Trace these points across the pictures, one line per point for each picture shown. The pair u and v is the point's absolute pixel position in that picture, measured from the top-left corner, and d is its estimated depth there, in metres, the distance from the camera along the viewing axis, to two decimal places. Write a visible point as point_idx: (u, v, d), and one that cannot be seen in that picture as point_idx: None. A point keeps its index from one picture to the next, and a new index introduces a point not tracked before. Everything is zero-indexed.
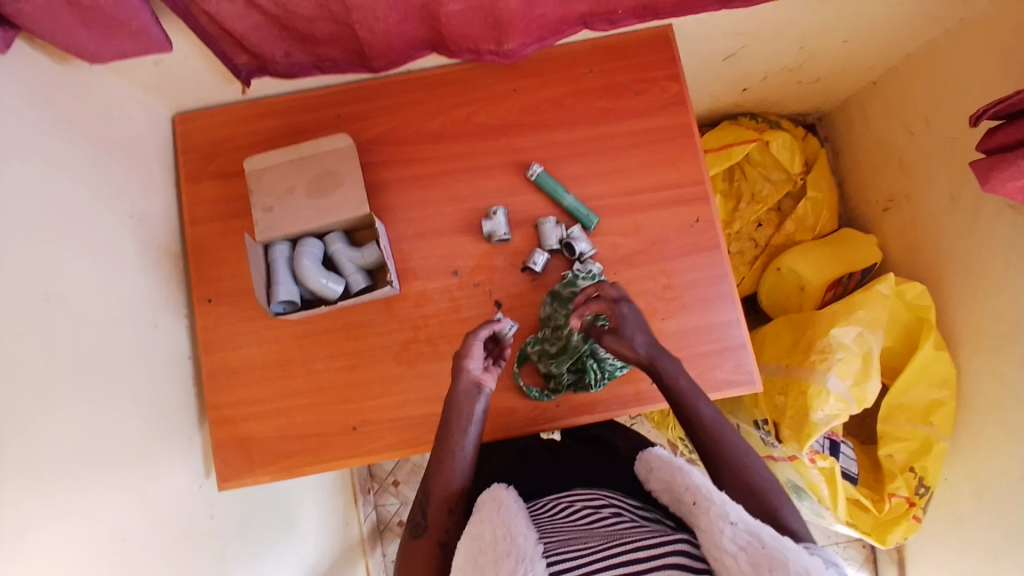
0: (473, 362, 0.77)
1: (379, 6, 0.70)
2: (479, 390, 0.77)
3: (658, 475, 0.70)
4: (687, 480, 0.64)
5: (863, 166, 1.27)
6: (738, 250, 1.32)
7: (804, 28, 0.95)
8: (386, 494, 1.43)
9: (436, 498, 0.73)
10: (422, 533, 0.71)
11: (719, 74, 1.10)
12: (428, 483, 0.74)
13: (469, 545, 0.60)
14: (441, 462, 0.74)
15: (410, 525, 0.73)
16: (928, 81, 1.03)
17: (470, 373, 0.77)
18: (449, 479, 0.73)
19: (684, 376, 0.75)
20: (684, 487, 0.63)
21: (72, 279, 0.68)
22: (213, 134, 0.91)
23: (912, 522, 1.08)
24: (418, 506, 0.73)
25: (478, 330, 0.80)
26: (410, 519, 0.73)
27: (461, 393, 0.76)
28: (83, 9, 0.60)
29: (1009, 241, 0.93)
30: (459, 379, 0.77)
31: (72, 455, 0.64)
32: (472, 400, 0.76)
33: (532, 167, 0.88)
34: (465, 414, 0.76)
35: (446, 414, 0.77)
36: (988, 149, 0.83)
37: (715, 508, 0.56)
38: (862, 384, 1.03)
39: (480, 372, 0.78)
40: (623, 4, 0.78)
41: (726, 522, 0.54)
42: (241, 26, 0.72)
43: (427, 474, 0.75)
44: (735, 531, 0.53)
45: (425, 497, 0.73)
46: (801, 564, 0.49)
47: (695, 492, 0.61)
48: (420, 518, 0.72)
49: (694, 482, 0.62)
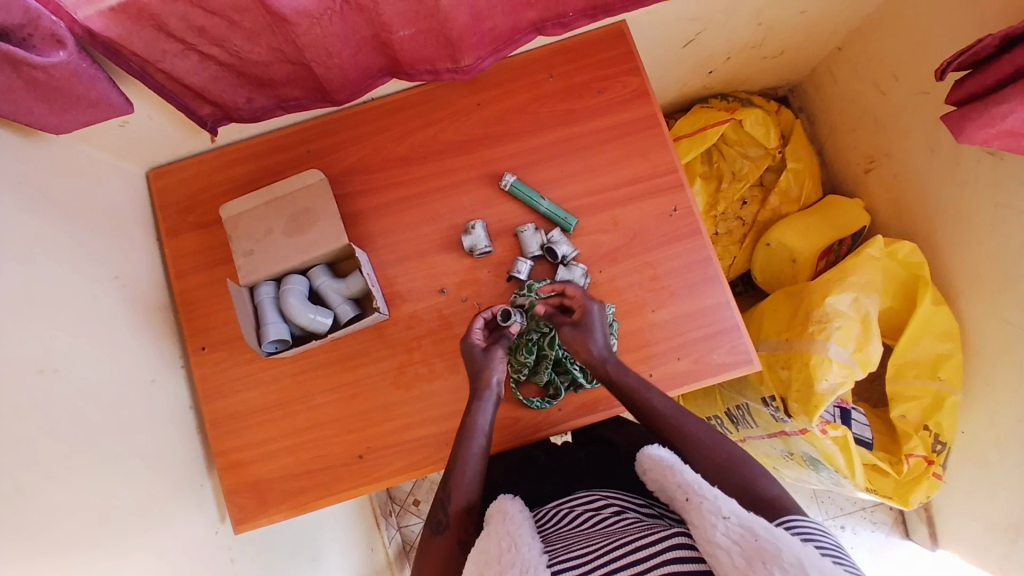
0: (496, 374, 0.79)
1: (330, 42, 0.71)
2: (495, 398, 0.80)
3: (652, 475, 0.69)
4: (677, 478, 0.63)
5: (839, 130, 1.26)
6: (725, 230, 1.31)
7: (756, 4, 0.96)
8: (409, 514, 1.44)
9: (456, 499, 0.74)
10: (443, 531, 0.72)
11: (681, 61, 1.10)
12: (447, 484, 0.75)
13: (476, 558, 0.59)
14: (457, 465, 0.76)
15: (432, 523, 0.73)
16: (891, 38, 1.03)
17: (491, 383, 0.79)
18: (466, 480, 0.75)
19: (633, 374, 0.79)
20: (676, 485, 0.63)
21: (65, 350, 0.69)
22: (188, 186, 0.93)
23: (933, 480, 1.07)
24: (438, 504, 0.74)
25: (500, 343, 0.82)
26: (431, 519, 0.74)
27: (478, 401, 0.79)
28: (40, 87, 0.61)
29: (992, 186, 0.93)
30: (478, 388, 0.79)
31: (86, 521, 0.64)
32: (487, 407, 0.79)
33: (504, 177, 0.89)
34: (483, 416, 0.78)
35: (464, 419, 0.79)
36: (955, 101, 0.83)
37: (707, 503, 0.56)
38: (864, 348, 1.03)
39: (501, 382, 0.80)
40: (571, 6, 0.79)
41: (718, 517, 0.54)
42: (199, 79, 0.73)
43: (445, 477, 0.76)
44: (727, 525, 0.53)
45: (444, 497, 0.74)
46: (794, 554, 0.49)
47: (687, 490, 0.61)
48: (441, 515, 0.73)
49: (684, 480, 0.62)
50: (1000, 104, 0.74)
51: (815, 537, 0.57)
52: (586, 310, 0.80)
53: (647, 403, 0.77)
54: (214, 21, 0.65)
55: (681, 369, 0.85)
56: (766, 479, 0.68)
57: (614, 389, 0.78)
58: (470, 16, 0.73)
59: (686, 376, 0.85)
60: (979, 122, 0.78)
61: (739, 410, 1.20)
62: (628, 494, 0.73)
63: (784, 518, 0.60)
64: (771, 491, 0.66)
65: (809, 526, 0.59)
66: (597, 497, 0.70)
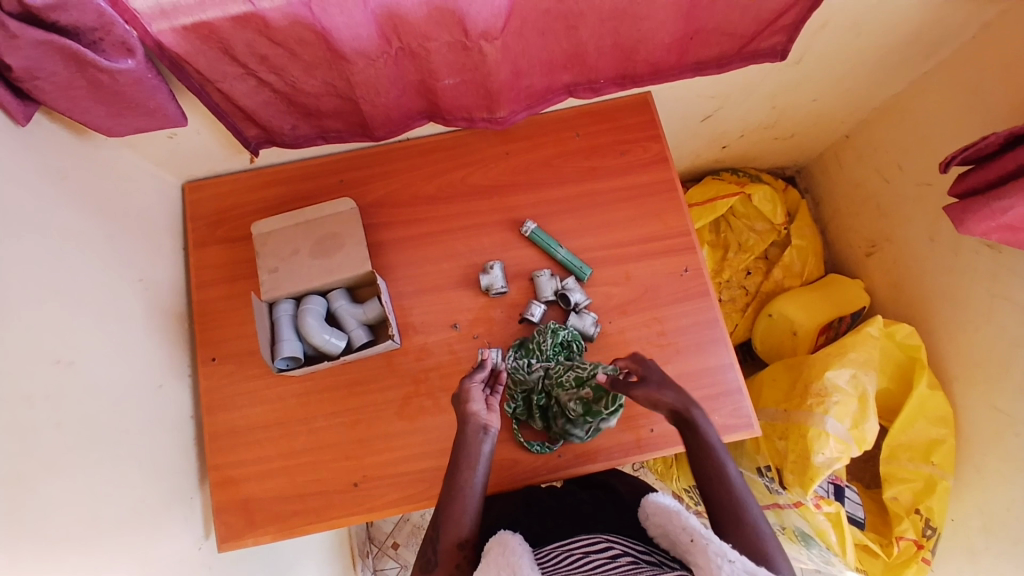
0: (475, 405, 0.78)
1: (380, 82, 0.76)
2: (486, 431, 0.78)
3: (656, 520, 0.72)
4: (683, 521, 0.66)
5: (843, 213, 1.32)
6: (729, 298, 1.35)
7: (772, 89, 1.03)
8: (386, 558, 1.40)
9: (447, 537, 0.74)
10: (432, 569, 0.74)
11: (697, 134, 1.17)
12: (438, 520, 0.76)
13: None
14: (449, 500, 0.76)
15: (422, 561, 0.75)
16: (897, 131, 1.09)
17: (475, 416, 0.78)
18: (459, 518, 0.75)
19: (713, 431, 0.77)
20: (682, 527, 0.66)
21: (83, 344, 0.70)
22: (220, 202, 0.96)
23: (922, 564, 1.06)
24: (429, 542, 0.76)
25: (474, 373, 0.81)
26: (423, 557, 0.76)
27: (468, 435, 0.77)
28: (103, 89, 0.65)
29: (990, 277, 0.97)
30: (465, 422, 0.78)
31: (77, 517, 0.64)
32: (478, 442, 0.77)
33: (525, 224, 0.92)
34: (476, 454, 0.77)
35: (456, 452, 0.78)
36: (958, 193, 0.88)
37: (712, 545, 0.60)
38: (861, 425, 1.04)
39: (486, 414, 0.78)
40: (603, 73, 0.85)
41: (724, 560, 0.58)
42: (252, 103, 0.78)
43: (438, 511, 0.77)
44: (732, 568, 0.57)
45: (435, 534, 0.75)
46: None
47: (692, 532, 0.64)
48: (431, 555, 0.75)
49: (690, 523, 0.65)
50: (999, 199, 0.79)
51: None
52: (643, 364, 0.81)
53: (721, 462, 0.75)
54: (276, 52, 0.70)
55: None
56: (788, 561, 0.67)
57: (691, 438, 0.77)
58: (510, 72, 0.79)
59: None
60: (979, 215, 0.83)
61: None
62: (629, 539, 0.74)
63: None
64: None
65: None
66: (600, 539, 0.71)
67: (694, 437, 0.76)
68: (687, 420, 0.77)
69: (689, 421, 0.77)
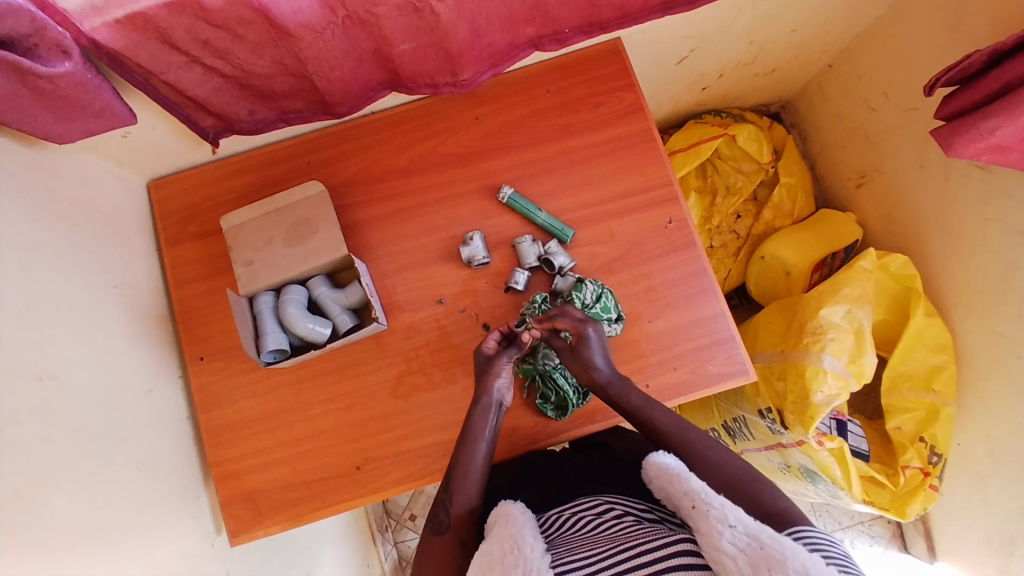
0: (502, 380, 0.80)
1: (333, 54, 0.73)
2: (498, 405, 0.81)
3: (657, 482, 0.71)
4: (685, 485, 0.66)
5: (830, 145, 1.29)
6: (721, 244, 1.33)
7: (748, 23, 0.98)
8: (405, 529, 1.43)
9: (456, 501, 0.75)
10: (444, 531, 0.74)
11: (675, 78, 1.12)
12: (450, 484, 0.77)
13: (479, 560, 0.62)
14: (461, 465, 0.77)
15: (432, 524, 0.75)
16: (880, 55, 1.05)
17: (495, 390, 0.80)
18: (468, 483, 0.76)
19: (636, 392, 0.80)
20: (683, 492, 0.65)
21: (65, 359, 0.69)
22: (188, 197, 0.94)
23: (929, 492, 1.07)
24: (440, 505, 0.76)
25: (509, 351, 0.82)
26: (432, 519, 0.76)
27: (479, 408, 0.80)
28: (45, 95, 0.61)
29: (982, 200, 0.95)
30: (481, 394, 0.81)
31: (80, 532, 0.64)
32: (492, 413, 0.80)
33: (502, 190, 0.90)
34: (487, 424, 0.79)
35: (467, 423, 0.80)
36: (943, 117, 0.85)
37: (713, 511, 0.59)
38: (858, 360, 1.04)
39: (505, 390, 0.81)
40: (568, 23, 0.81)
41: (725, 525, 0.57)
42: (203, 91, 0.74)
43: (447, 478, 0.78)
44: (734, 533, 0.56)
45: (446, 497, 0.76)
46: (799, 562, 0.52)
47: (693, 497, 0.63)
48: (442, 516, 0.75)
49: (692, 487, 0.65)
50: (988, 118, 0.76)
51: (822, 547, 0.59)
52: (585, 334, 0.81)
53: (649, 420, 0.78)
54: (218, 35, 0.66)
55: (677, 379, 0.86)
56: (779, 495, 0.69)
57: (616, 407, 0.80)
58: (469, 32, 0.75)
59: (683, 386, 0.85)
60: (967, 136, 0.80)
61: (736, 422, 1.21)
62: (628, 498, 0.75)
63: (794, 529, 0.62)
64: (782, 507, 0.67)
65: (819, 538, 0.60)
66: (600, 501, 0.73)
67: (622, 406, 0.80)
68: (609, 393, 0.80)
69: (609, 392, 0.80)
